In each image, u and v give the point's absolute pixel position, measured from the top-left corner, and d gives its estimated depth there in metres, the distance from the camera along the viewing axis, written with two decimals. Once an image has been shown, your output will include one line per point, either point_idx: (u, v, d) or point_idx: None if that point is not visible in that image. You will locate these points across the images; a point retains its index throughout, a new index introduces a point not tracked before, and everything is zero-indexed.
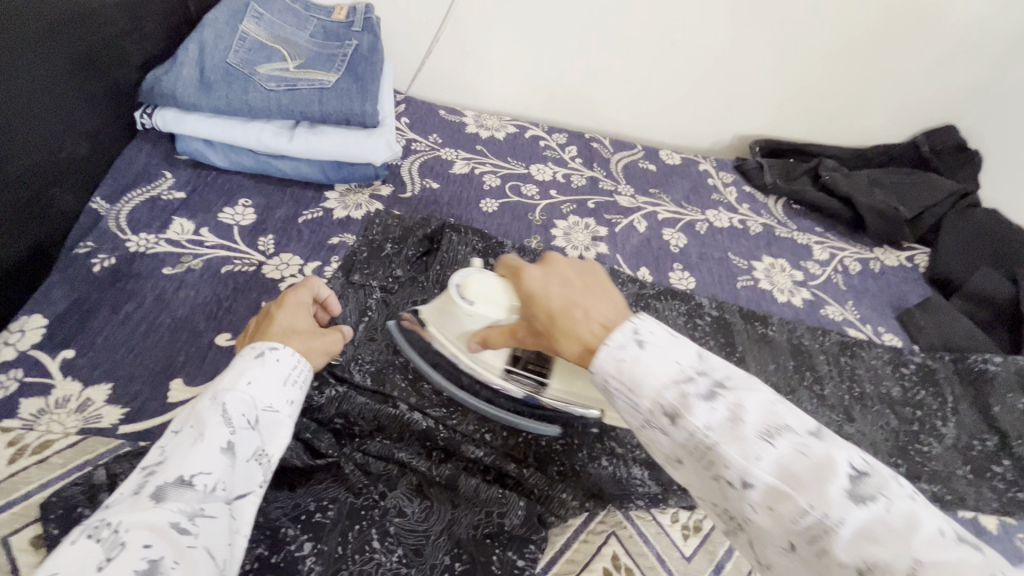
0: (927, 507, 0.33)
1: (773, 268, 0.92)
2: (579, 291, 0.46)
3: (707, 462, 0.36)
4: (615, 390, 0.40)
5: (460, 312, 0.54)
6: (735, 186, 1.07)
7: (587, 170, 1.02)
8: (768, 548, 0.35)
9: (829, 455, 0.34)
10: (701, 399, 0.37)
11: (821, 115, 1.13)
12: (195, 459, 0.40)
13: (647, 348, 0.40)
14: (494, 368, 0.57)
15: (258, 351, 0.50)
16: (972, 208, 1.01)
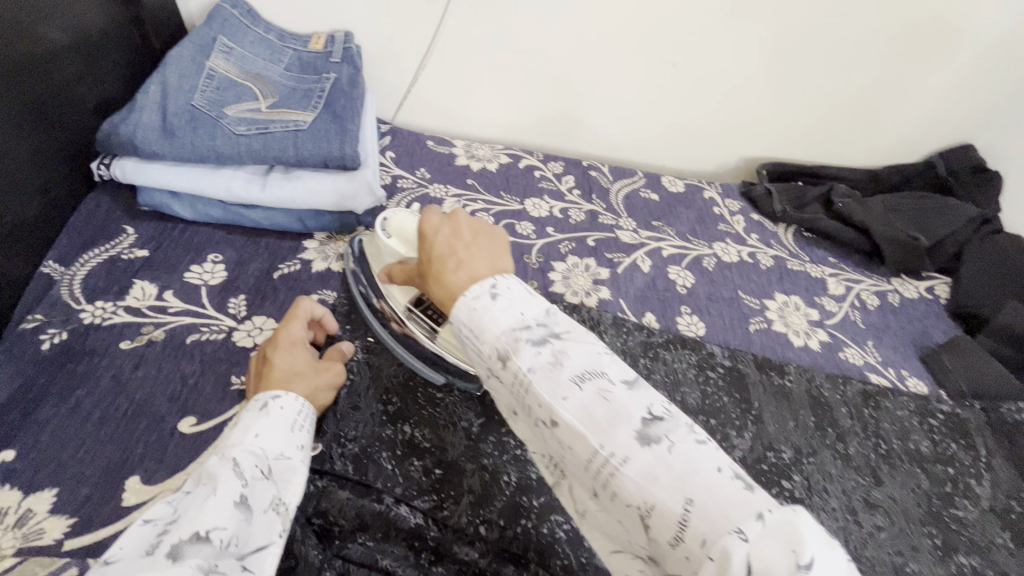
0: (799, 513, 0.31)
1: (787, 306, 0.86)
2: (461, 242, 0.48)
3: (547, 426, 0.39)
4: (465, 334, 0.43)
5: (381, 245, 0.61)
6: (743, 214, 1.01)
7: (585, 202, 0.96)
8: (586, 501, 0.40)
9: (696, 465, 0.34)
10: (529, 344, 0.40)
11: (831, 136, 1.07)
12: (209, 514, 0.39)
13: (497, 300, 0.42)
14: (401, 301, 0.62)
15: (265, 401, 0.50)
16: (996, 233, 0.95)
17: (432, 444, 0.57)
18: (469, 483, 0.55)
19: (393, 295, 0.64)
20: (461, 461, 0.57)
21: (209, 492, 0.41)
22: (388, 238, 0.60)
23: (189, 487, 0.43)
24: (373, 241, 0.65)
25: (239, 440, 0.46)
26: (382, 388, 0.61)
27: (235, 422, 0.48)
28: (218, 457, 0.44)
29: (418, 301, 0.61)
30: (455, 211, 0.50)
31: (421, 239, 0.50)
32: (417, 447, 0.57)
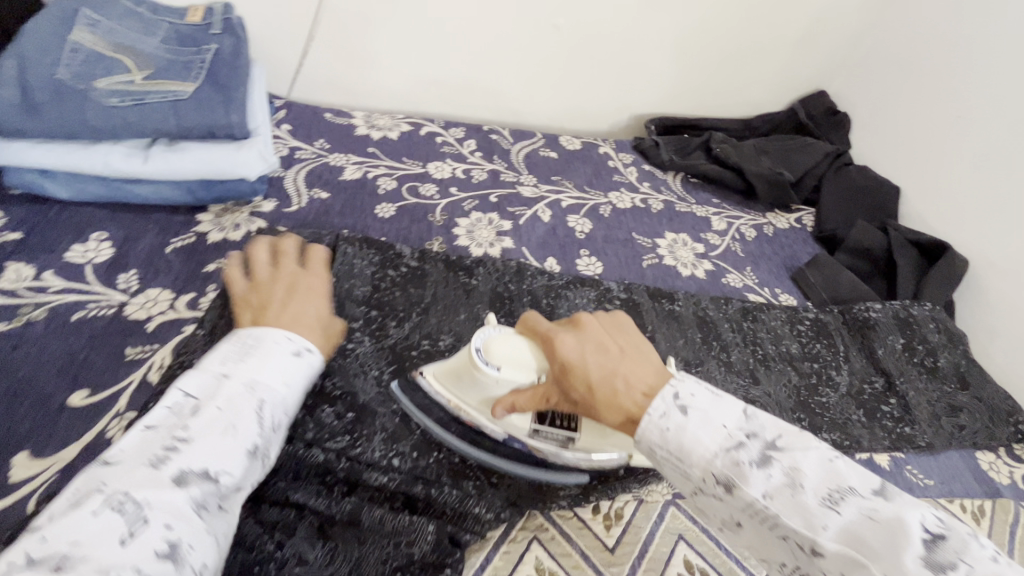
0: (1008, 567, 0.36)
1: (676, 243, 0.94)
2: (613, 359, 0.51)
3: (774, 524, 0.40)
4: (663, 456, 0.45)
5: (477, 376, 0.54)
6: (635, 166, 1.09)
7: (487, 163, 1.00)
8: (816, 574, 0.39)
9: (898, 514, 0.38)
10: (755, 467, 0.42)
11: (707, 90, 1.17)
12: (221, 453, 0.44)
13: (690, 415, 0.45)
14: (520, 428, 0.56)
15: (291, 346, 0.52)
16: (847, 165, 1.09)
17: (343, 391, 0.59)
18: (382, 422, 0.58)
19: (512, 422, 0.55)
20: (373, 404, 0.59)
21: (229, 431, 0.45)
22: (499, 366, 0.53)
23: (196, 398, 0.47)
24: (456, 364, 0.56)
25: (266, 387, 0.49)
26: None
27: (258, 353, 0.50)
28: (242, 391, 0.47)
29: (541, 416, 0.55)
30: (577, 318, 0.55)
31: (558, 361, 0.52)
32: (328, 395, 0.59)
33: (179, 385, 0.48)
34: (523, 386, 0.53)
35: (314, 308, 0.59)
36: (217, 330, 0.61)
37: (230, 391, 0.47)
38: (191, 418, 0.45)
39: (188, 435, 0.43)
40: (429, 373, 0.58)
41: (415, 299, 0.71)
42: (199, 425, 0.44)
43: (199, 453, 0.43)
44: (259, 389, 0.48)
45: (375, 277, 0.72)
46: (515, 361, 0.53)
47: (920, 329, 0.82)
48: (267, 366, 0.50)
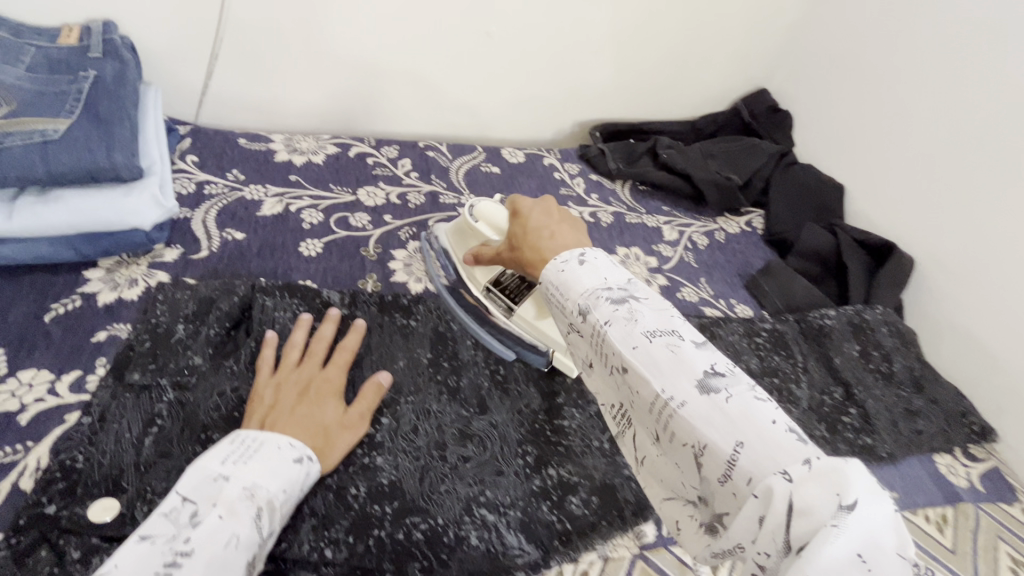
0: (773, 408, 0.37)
1: (628, 258, 0.90)
2: (550, 221, 0.56)
3: (602, 348, 0.43)
4: (553, 295, 0.47)
5: (471, 228, 0.71)
6: (582, 176, 1.05)
7: (424, 184, 0.92)
8: (652, 450, 0.44)
9: (748, 407, 0.37)
10: (608, 301, 0.43)
11: (650, 93, 1.14)
12: (226, 566, 0.41)
13: (584, 267, 0.46)
14: (478, 283, 0.74)
15: (293, 452, 0.50)
16: (794, 164, 1.07)
17: None
18: (312, 505, 0.51)
19: (473, 276, 0.74)
20: None
21: (234, 541, 0.42)
22: (478, 222, 0.69)
23: (195, 500, 0.44)
24: (461, 226, 0.74)
25: (270, 487, 0.46)
26: (199, 425, 0.53)
27: (259, 455, 0.47)
28: (244, 496, 0.45)
29: (497, 281, 0.73)
30: (543, 198, 0.60)
31: (515, 218, 0.59)
32: None
33: (174, 489, 0.44)
34: (491, 243, 0.67)
35: (325, 411, 0.56)
36: (108, 416, 0.52)
37: (231, 495, 0.44)
38: (190, 527, 0.42)
39: (189, 547, 0.40)
40: (443, 231, 0.77)
41: None
42: (203, 535, 0.41)
43: (203, 567, 0.40)
44: (260, 495, 0.45)
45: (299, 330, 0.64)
46: (492, 223, 0.68)
47: (873, 334, 0.82)
48: (270, 468, 0.47)
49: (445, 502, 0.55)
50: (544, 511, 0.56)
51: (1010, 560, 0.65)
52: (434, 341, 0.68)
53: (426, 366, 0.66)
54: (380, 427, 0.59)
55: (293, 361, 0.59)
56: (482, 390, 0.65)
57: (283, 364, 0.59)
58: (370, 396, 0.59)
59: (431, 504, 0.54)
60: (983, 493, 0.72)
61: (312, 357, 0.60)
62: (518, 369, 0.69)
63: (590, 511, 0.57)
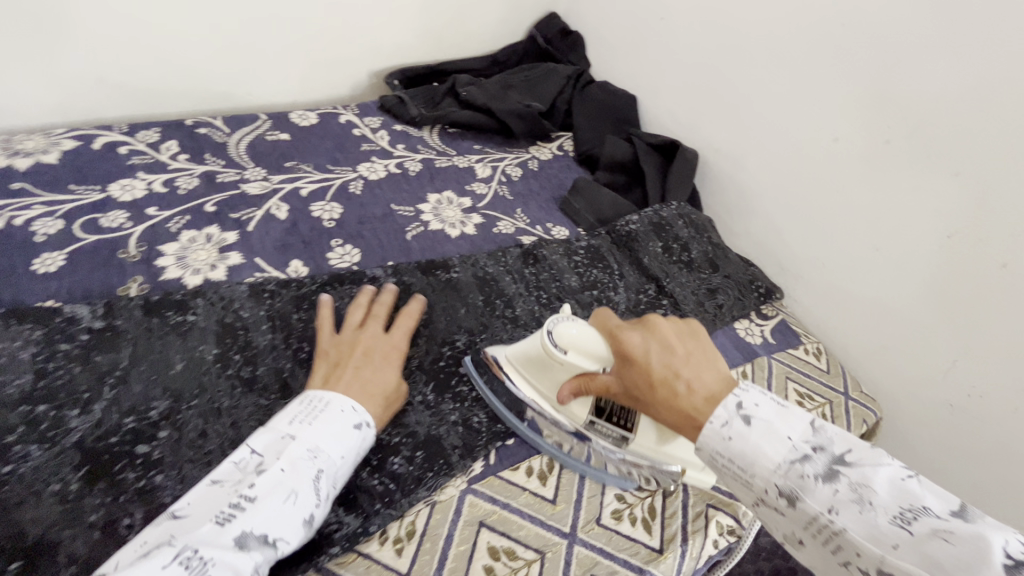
0: (928, 487, 0.38)
1: (441, 204, 0.88)
2: (678, 359, 0.50)
3: (838, 547, 0.39)
4: (725, 465, 0.45)
5: (552, 360, 0.58)
6: (385, 128, 0.99)
7: (197, 165, 0.82)
8: (795, 532, 0.42)
9: (974, 532, 0.34)
10: (801, 460, 0.42)
11: (441, 30, 1.09)
12: (276, 519, 0.44)
13: (752, 424, 0.44)
14: (577, 418, 0.60)
15: (354, 416, 0.53)
16: (590, 84, 1.11)
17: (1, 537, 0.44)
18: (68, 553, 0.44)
19: (573, 411, 0.60)
20: (53, 535, 0.45)
21: (291, 497, 0.46)
22: (568, 352, 0.56)
23: (262, 455, 0.48)
24: (536, 354, 0.60)
25: (328, 449, 0.50)
26: None
27: (322, 417, 0.51)
28: (306, 455, 0.48)
29: (599, 409, 0.59)
30: (644, 317, 0.54)
31: (622, 356, 0.52)
32: None
33: (249, 441, 0.50)
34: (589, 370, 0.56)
35: (385, 377, 0.59)
36: None
37: (294, 453, 0.48)
38: (258, 474, 0.47)
39: (253, 494, 0.45)
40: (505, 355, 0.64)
41: (105, 369, 0.55)
42: (265, 485, 0.45)
43: (261, 515, 0.44)
44: (320, 457, 0.49)
45: (37, 362, 0.54)
46: (580, 347, 0.56)
47: (672, 228, 0.87)
48: (331, 424, 0.51)
49: None
50: (363, 478, 0.54)
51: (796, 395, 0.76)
52: (220, 332, 0.62)
53: (213, 362, 0.59)
54: (158, 442, 0.52)
55: (356, 323, 0.64)
56: (284, 373, 0.61)
57: (344, 327, 0.63)
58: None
59: None
60: (774, 345, 0.82)
61: (376, 319, 0.65)
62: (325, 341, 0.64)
63: (413, 466, 0.56)
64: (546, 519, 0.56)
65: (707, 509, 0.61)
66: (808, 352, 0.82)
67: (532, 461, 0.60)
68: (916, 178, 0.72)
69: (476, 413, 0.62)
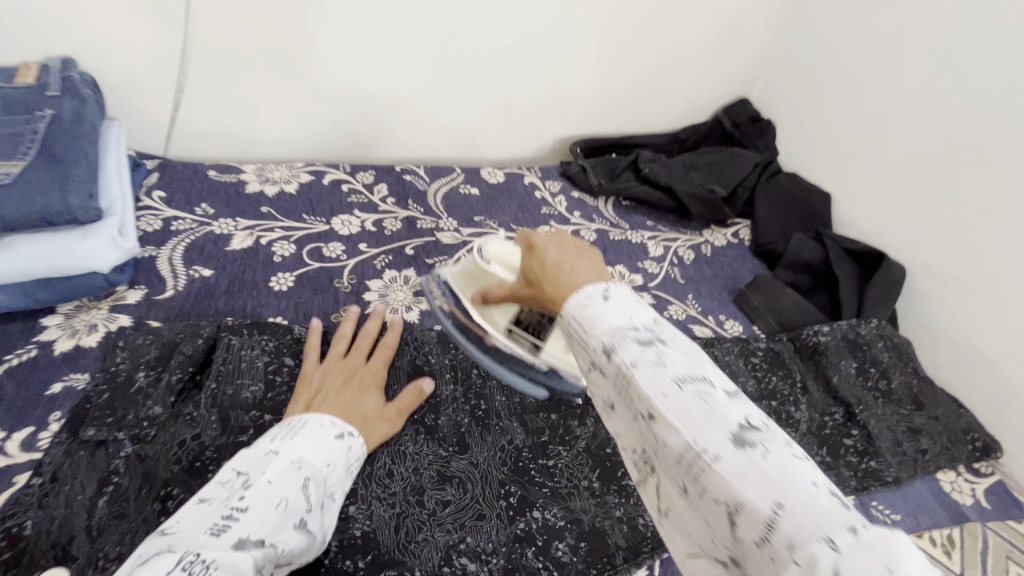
0: (809, 467, 0.31)
1: (612, 277, 0.88)
2: (569, 253, 0.48)
3: (629, 397, 0.37)
4: (572, 331, 0.42)
5: (480, 269, 0.61)
6: (564, 194, 1.03)
7: (401, 209, 0.90)
8: (673, 498, 0.36)
9: (727, 406, 0.34)
10: (636, 343, 0.38)
11: (630, 106, 1.13)
12: (270, 526, 0.42)
13: (609, 301, 0.41)
14: (499, 326, 0.61)
15: (334, 429, 0.54)
16: (778, 174, 1.06)
17: None
18: None
19: (494, 321, 0.61)
20: None
21: (282, 503, 0.44)
22: (492, 264, 0.60)
23: (247, 471, 0.46)
24: (470, 268, 0.64)
25: (316, 465, 0.49)
26: (159, 480, 0.50)
27: (303, 430, 0.51)
28: (293, 466, 0.48)
29: (517, 319, 0.59)
30: (559, 231, 0.53)
31: (528, 249, 0.51)
32: None
33: (231, 464, 0.48)
34: (502, 280, 0.58)
35: (366, 401, 0.60)
36: (60, 478, 0.49)
37: (280, 465, 0.47)
38: (245, 487, 0.44)
39: (244, 504, 0.42)
40: (450, 273, 0.67)
41: None
42: (256, 494, 0.43)
43: (254, 523, 0.41)
44: (306, 467, 0.48)
45: (268, 370, 0.61)
46: (507, 260, 0.59)
47: (870, 349, 0.78)
48: (313, 438, 0.51)
49: (423, 552, 0.52)
50: (528, 558, 0.54)
51: None
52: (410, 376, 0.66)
53: None
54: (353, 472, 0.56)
55: (340, 352, 0.65)
56: (462, 427, 0.62)
57: (329, 355, 0.64)
58: (411, 397, 0.62)
59: (408, 554, 0.52)
60: (990, 511, 0.69)
61: (359, 348, 0.66)
62: (500, 403, 0.65)
63: (577, 558, 0.55)
64: None
65: None
66: None
67: None
68: None
69: (642, 514, 0.59)
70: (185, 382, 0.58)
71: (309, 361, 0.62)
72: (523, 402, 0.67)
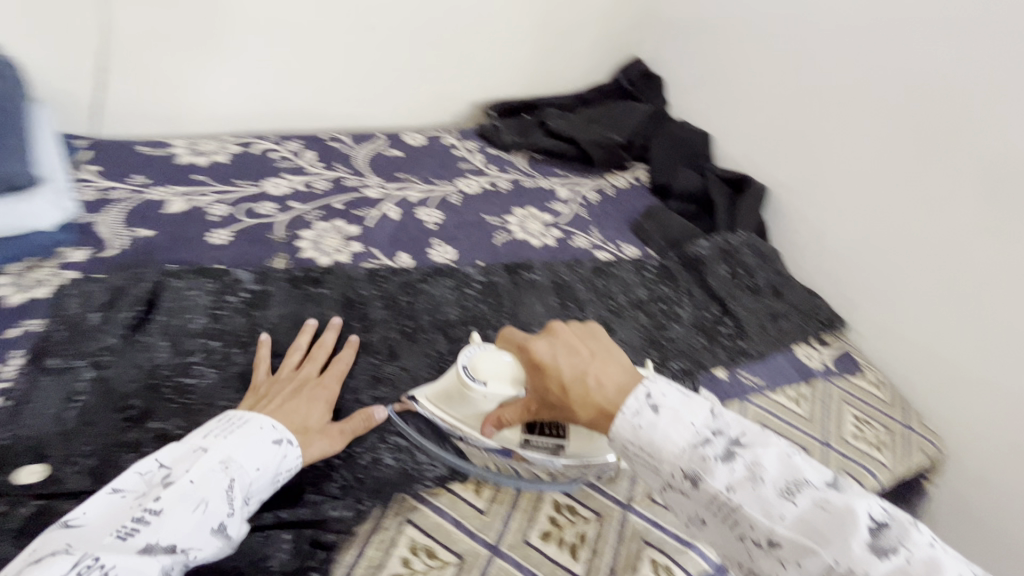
0: (942, 551, 0.41)
1: (525, 217, 1.00)
2: (586, 359, 0.54)
3: (735, 523, 0.46)
4: (635, 453, 0.50)
5: (467, 394, 0.61)
6: (481, 151, 1.14)
7: (329, 171, 0.98)
8: None
9: (849, 507, 0.43)
10: (720, 460, 0.47)
11: (535, 70, 1.24)
12: (181, 531, 0.46)
13: (659, 411, 0.50)
14: (510, 441, 0.61)
15: (273, 434, 0.54)
16: (666, 121, 1.21)
17: (186, 430, 0.57)
18: None
19: (504, 437, 0.61)
20: None
21: (200, 507, 0.47)
22: (486, 382, 0.60)
23: (170, 468, 0.50)
24: (449, 389, 0.63)
25: (244, 469, 0.51)
26: (120, 395, 0.58)
27: (237, 432, 0.53)
28: (219, 466, 0.50)
29: (531, 428, 0.61)
30: (548, 326, 0.58)
31: (535, 365, 0.56)
32: (169, 438, 0.56)
33: (160, 454, 0.51)
34: (507, 400, 0.60)
35: (311, 415, 0.59)
36: (28, 399, 0.56)
37: (205, 467, 0.49)
38: (163, 488, 0.48)
39: (158, 506, 0.46)
40: (426, 398, 0.64)
41: (260, 320, 0.70)
42: (171, 498, 0.47)
43: (164, 530, 0.45)
44: (232, 468, 0.50)
45: (212, 306, 0.69)
46: (502, 374, 0.60)
47: (739, 255, 0.93)
48: (246, 441, 0.52)
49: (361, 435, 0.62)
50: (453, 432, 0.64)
51: (853, 417, 0.79)
52: (344, 304, 0.75)
53: (338, 326, 0.72)
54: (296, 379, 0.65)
55: (294, 363, 0.65)
56: (392, 341, 0.72)
57: (282, 368, 0.64)
58: (359, 422, 0.60)
59: None
60: (835, 371, 0.85)
61: (314, 360, 0.66)
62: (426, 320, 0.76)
63: None
64: (603, 488, 0.65)
65: None
66: (869, 381, 0.85)
67: None
68: (980, 216, 0.77)
69: None
70: (136, 320, 0.65)
71: (259, 372, 0.63)
72: (446, 318, 0.77)
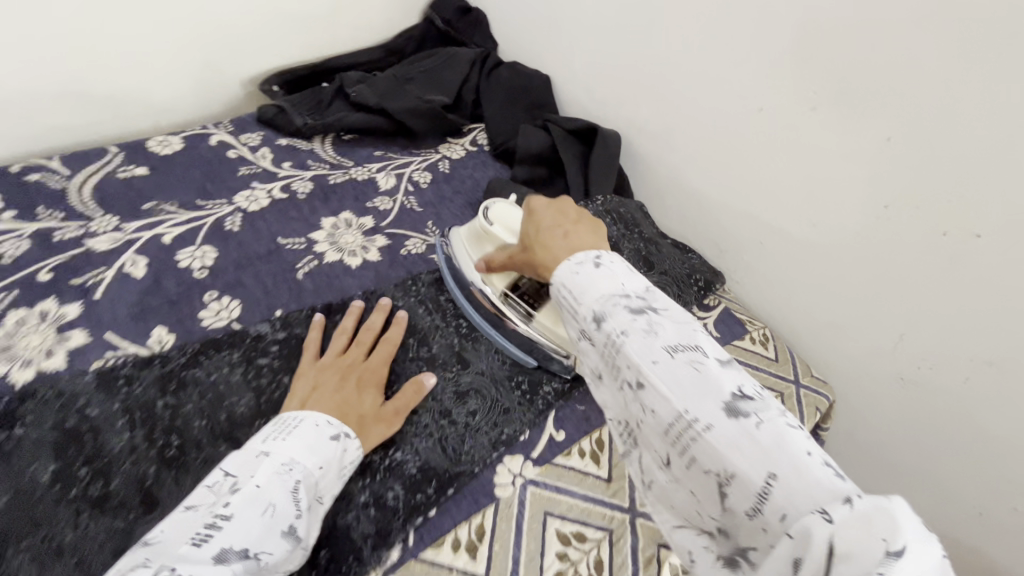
0: (804, 436, 0.33)
1: (338, 228, 0.78)
2: (567, 221, 0.52)
3: (616, 367, 0.39)
4: (563, 297, 0.44)
5: (486, 236, 0.67)
6: (267, 145, 0.87)
7: (27, 223, 0.68)
8: (656, 472, 0.38)
9: (722, 378, 0.35)
10: (627, 310, 0.39)
11: (321, 23, 0.96)
12: (257, 534, 0.40)
13: (600, 268, 0.43)
14: (495, 288, 0.67)
15: (330, 429, 0.51)
16: (498, 66, 1.00)
17: None
18: None
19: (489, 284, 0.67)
20: None
21: (269, 510, 0.42)
22: (495, 227, 0.65)
23: (237, 474, 0.45)
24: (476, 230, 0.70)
25: (306, 467, 0.47)
26: None
27: (296, 430, 0.49)
28: (282, 467, 0.45)
29: (515, 285, 0.67)
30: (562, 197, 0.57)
31: (528, 216, 0.56)
32: None
33: (221, 465, 0.46)
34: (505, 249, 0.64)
35: (364, 401, 0.57)
36: None
37: (270, 467, 0.45)
38: (232, 491, 0.43)
39: (229, 510, 0.41)
40: (458, 235, 0.71)
41: None
42: (242, 500, 0.41)
43: (238, 532, 0.40)
44: (296, 467, 0.46)
45: None
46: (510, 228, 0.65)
47: None
48: (304, 439, 0.49)
49: None
50: None
51: None
52: (59, 444, 0.50)
53: (49, 487, 0.48)
54: None
55: (341, 346, 0.63)
56: (146, 482, 0.50)
57: (329, 350, 0.62)
58: (411, 395, 0.59)
59: None
60: (720, 339, 0.76)
61: (360, 343, 0.63)
62: (201, 428, 0.54)
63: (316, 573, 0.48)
64: None
65: (658, 551, 0.55)
66: (755, 341, 0.78)
67: (458, 531, 0.52)
68: (840, 148, 0.67)
69: (391, 487, 0.54)
70: None
71: (307, 357, 0.61)
72: (233, 414, 0.56)
